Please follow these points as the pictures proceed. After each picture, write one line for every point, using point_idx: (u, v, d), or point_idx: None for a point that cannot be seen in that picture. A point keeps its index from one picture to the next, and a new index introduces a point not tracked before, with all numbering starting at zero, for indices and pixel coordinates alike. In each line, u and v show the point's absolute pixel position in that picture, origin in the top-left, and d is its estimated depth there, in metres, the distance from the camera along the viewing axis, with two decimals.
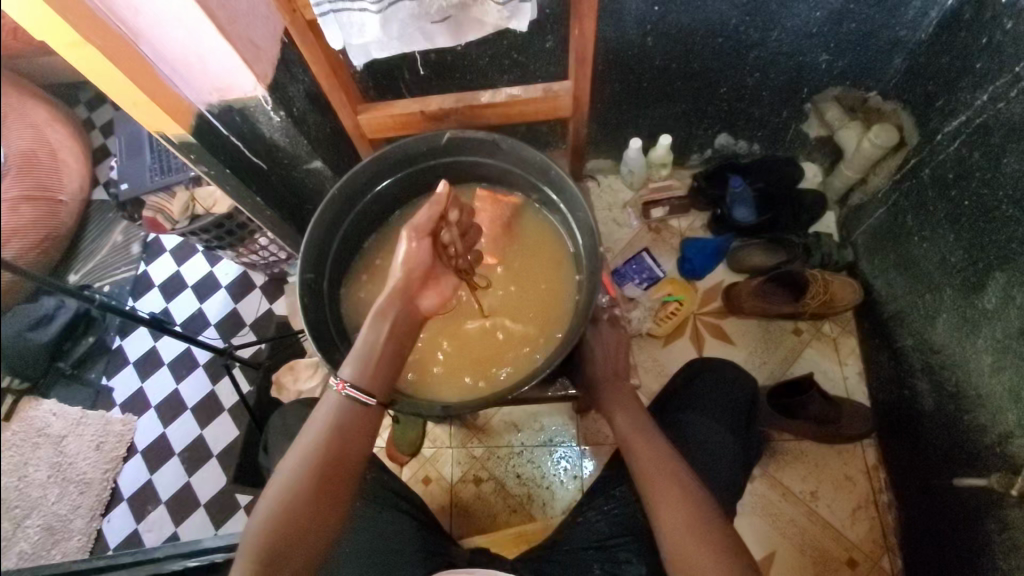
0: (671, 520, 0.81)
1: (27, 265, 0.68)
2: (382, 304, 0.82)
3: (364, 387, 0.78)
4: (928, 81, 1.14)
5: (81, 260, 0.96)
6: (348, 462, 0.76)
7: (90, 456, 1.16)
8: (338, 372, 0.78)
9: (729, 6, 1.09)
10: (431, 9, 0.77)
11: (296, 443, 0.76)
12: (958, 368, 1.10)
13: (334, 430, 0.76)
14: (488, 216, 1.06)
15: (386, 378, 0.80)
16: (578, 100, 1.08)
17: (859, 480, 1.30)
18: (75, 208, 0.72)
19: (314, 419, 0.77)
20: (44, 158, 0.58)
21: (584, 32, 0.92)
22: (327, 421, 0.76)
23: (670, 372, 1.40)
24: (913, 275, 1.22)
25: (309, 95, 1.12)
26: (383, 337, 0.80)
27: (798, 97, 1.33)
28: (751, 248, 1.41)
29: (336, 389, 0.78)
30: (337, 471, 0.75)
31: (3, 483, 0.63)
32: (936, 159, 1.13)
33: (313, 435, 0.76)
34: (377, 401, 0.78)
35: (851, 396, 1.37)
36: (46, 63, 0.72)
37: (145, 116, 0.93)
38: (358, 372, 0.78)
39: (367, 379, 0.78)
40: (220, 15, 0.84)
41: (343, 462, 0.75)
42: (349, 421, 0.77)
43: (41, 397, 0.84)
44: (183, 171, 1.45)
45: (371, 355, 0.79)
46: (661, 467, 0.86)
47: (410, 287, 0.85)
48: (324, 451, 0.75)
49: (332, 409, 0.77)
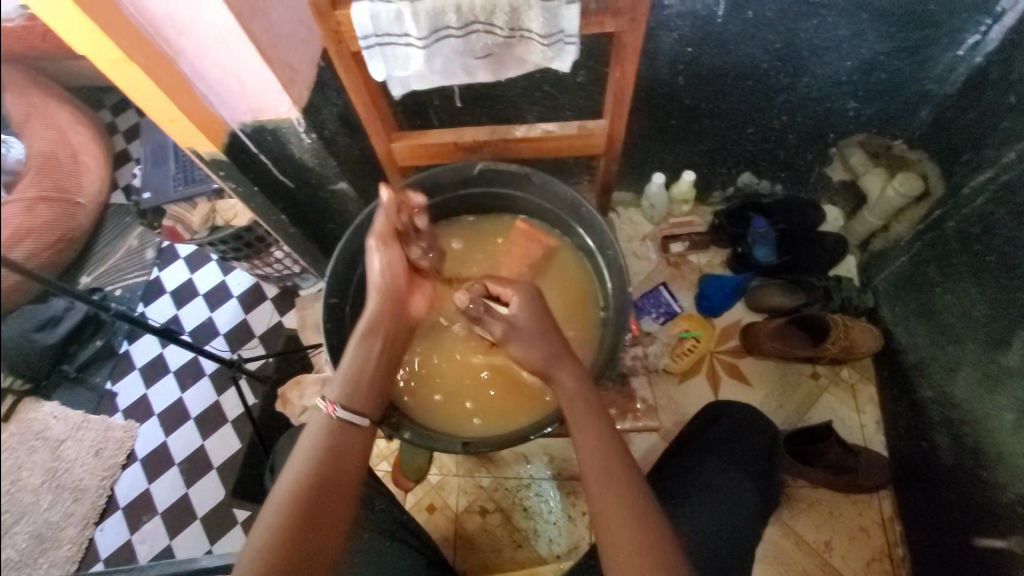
0: (621, 539, 0.72)
1: (41, 265, 0.75)
2: (369, 319, 0.88)
3: (354, 406, 0.79)
4: (955, 134, 1.14)
5: (93, 263, 0.97)
6: (338, 475, 0.74)
7: (87, 463, 1.10)
8: (325, 394, 0.79)
9: (761, 51, 1.10)
10: (475, 46, 0.81)
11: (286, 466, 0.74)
12: (979, 425, 1.07)
13: (329, 447, 0.75)
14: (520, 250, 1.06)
15: (373, 392, 0.83)
16: (611, 138, 1.08)
17: (874, 533, 1.27)
18: (88, 213, 0.84)
19: (302, 441, 0.76)
20: (57, 163, 0.70)
21: (623, 75, 0.93)
22: (319, 442, 0.75)
23: (684, 410, 1.38)
24: (935, 325, 1.20)
25: (340, 117, 1.13)
26: (371, 356, 0.85)
27: (824, 142, 1.34)
28: (771, 288, 1.40)
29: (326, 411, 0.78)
30: (327, 487, 0.72)
31: None
32: (961, 212, 1.13)
33: (304, 449, 0.75)
34: (369, 420, 0.79)
35: (869, 445, 1.35)
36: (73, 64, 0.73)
37: (179, 133, 0.93)
38: (343, 391, 0.80)
39: (355, 399, 0.80)
40: (260, 40, 0.86)
41: (331, 477, 0.73)
42: (345, 440, 0.77)
43: (43, 398, 0.82)
44: (206, 182, 1.51)
45: (358, 374, 0.83)
46: (602, 469, 0.76)
47: (394, 295, 0.91)
48: (313, 465, 0.73)
49: (323, 427, 0.77)
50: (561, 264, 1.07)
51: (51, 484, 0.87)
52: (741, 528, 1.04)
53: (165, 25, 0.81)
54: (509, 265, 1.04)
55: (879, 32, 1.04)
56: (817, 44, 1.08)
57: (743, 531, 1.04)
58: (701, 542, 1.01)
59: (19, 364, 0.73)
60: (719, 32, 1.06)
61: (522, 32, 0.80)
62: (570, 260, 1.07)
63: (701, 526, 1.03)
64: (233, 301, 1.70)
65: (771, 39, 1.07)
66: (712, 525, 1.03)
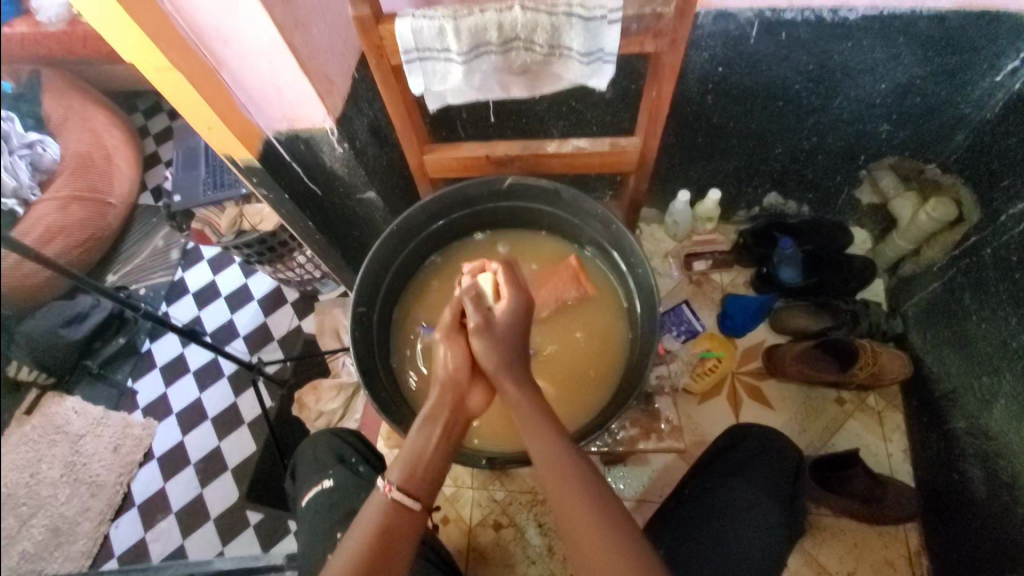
0: (590, 538, 0.69)
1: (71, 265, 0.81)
2: (430, 407, 0.82)
3: (409, 489, 0.75)
4: (992, 159, 1.12)
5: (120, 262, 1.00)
6: (395, 548, 0.72)
7: (105, 460, 1.14)
8: (385, 474, 0.75)
9: (794, 72, 1.09)
10: (513, 63, 0.82)
11: (351, 530, 0.73)
12: (1015, 460, 1.03)
13: (384, 525, 0.72)
14: (558, 286, 1.03)
15: (429, 475, 0.78)
16: (642, 157, 1.08)
17: (900, 567, 1.23)
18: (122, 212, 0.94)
19: (355, 528, 0.73)
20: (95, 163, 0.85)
21: (658, 94, 0.93)
22: (376, 519, 0.73)
23: (704, 432, 1.36)
24: (970, 355, 1.17)
25: (371, 128, 1.15)
26: (432, 442, 0.80)
27: (854, 164, 1.32)
28: (796, 310, 1.38)
29: (381, 491, 0.75)
30: (390, 552, 0.72)
31: (17, 481, 0.61)
32: (1000, 239, 1.10)
33: (361, 533, 0.72)
34: (419, 505, 0.75)
35: (895, 475, 1.31)
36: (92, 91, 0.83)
37: (216, 140, 0.95)
38: (403, 473, 0.76)
39: (416, 482, 0.76)
40: (302, 51, 0.88)
41: (387, 554, 0.71)
42: (397, 506, 0.74)
43: (63, 393, 0.83)
44: (235, 186, 1.46)
45: (417, 458, 0.78)
46: (558, 471, 0.74)
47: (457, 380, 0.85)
48: (374, 545, 0.71)
49: (382, 505, 0.73)
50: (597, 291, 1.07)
51: (68, 479, 0.88)
52: (772, 562, 1.01)
53: (210, 35, 0.84)
54: (544, 293, 1.03)
55: (915, 55, 1.04)
56: (851, 66, 1.07)
57: (767, 560, 1.01)
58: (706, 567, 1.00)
59: (45, 357, 0.74)
60: (751, 52, 1.05)
61: (562, 50, 0.80)
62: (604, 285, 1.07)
63: (720, 551, 1.02)
64: (253, 303, 1.77)
65: (805, 60, 1.06)
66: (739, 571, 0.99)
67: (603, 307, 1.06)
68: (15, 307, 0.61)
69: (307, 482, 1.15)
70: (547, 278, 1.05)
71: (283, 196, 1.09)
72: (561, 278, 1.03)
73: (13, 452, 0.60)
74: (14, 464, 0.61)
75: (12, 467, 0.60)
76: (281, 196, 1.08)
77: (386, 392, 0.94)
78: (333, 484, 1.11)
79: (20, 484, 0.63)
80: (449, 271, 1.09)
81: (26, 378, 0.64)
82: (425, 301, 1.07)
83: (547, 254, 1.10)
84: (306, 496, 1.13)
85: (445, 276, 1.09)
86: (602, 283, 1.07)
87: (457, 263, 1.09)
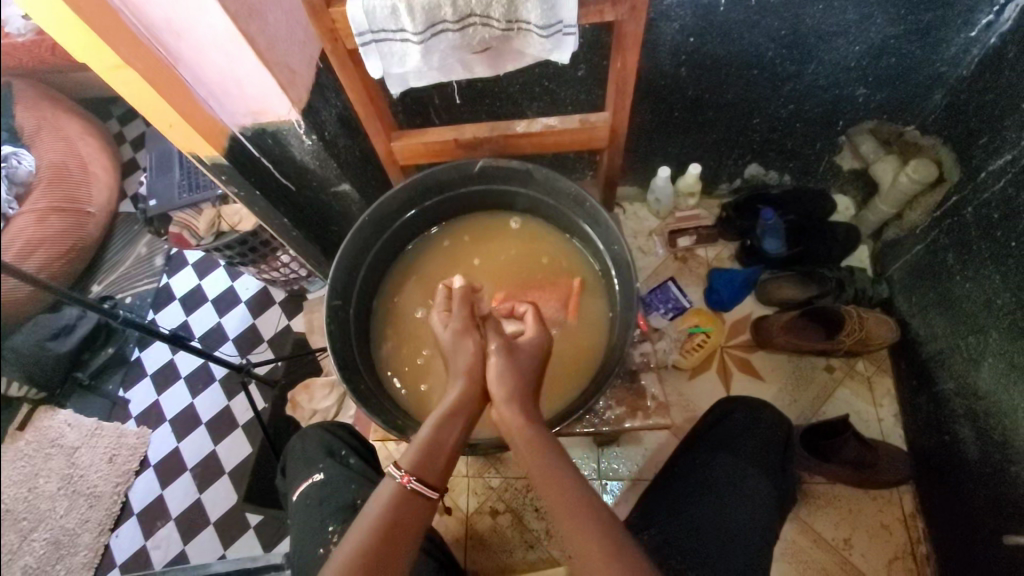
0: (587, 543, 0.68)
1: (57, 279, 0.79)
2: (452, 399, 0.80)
3: (423, 477, 0.74)
4: (971, 118, 1.11)
5: (105, 271, 0.98)
6: (400, 534, 0.70)
7: (102, 469, 1.16)
8: (399, 463, 0.73)
9: (766, 38, 1.07)
10: (472, 40, 0.81)
11: (360, 516, 0.71)
12: (1005, 417, 1.03)
13: (388, 523, 0.70)
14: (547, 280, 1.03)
15: (443, 466, 0.76)
16: (614, 132, 1.07)
17: (895, 530, 1.24)
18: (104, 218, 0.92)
19: (366, 513, 0.71)
20: (77, 171, 0.82)
21: (624, 65, 0.91)
22: (383, 510, 0.71)
23: (696, 406, 1.36)
24: (955, 315, 1.17)
25: (340, 119, 1.13)
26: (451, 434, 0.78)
27: (833, 130, 1.31)
28: (782, 281, 1.37)
29: (397, 479, 0.73)
30: (397, 539, 0.70)
31: (14, 495, 0.61)
32: (981, 197, 1.09)
33: (368, 524, 0.70)
34: (439, 493, 0.74)
35: (887, 439, 1.32)
36: (68, 76, 0.80)
37: (179, 137, 0.93)
38: (416, 461, 0.74)
39: (429, 468, 0.74)
40: (260, 42, 0.86)
41: (394, 542, 0.69)
42: (405, 514, 0.71)
43: (55, 405, 0.82)
44: (211, 189, 1.44)
45: (433, 445, 0.77)
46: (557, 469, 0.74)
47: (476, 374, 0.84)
48: (381, 530, 0.69)
49: (387, 500, 0.72)
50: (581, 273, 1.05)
51: (65, 492, 0.87)
52: (762, 531, 1.01)
53: (163, 30, 0.81)
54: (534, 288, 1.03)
55: (888, 15, 1.02)
56: (824, 30, 1.05)
57: (762, 529, 1.02)
58: (673, 547, 1.01)
59: (36, 371, 0.73)
60: (722, 20, 1.03)
61: (521, 23, 0.78)
62: (588, 267, 1.05)
63: (709, 523, 1.02)
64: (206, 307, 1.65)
65: (777, 26, 1.04)
66: (731, 539, 1.00)
67: (591, 291, 1.04)
68: (10, 317, 0.62)
69: (298, 477, 1.16)
70: (543, 281, 1.05)
71: (255, 193, 1.08)
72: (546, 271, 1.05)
73: (9, 466, 0.59)
74: (13, 476, 0.61)
75: (9, 481, 0.59)
76: (253, 193, 1.07)
77: (369, 385, 0.93)
78: (324, 477, 1.12)
79: (18, 499, 0.62)
80: (434, 254, 1.08)
81: (20, 391, 0.63)
82: (403, 287, 1.06)
83: (542, 241, 1.08)
84: (297, 491, 1.14)
85: (430, 262, 1.08)
86: (583, 264, 1.06)
87: (449, 243, 1.09)
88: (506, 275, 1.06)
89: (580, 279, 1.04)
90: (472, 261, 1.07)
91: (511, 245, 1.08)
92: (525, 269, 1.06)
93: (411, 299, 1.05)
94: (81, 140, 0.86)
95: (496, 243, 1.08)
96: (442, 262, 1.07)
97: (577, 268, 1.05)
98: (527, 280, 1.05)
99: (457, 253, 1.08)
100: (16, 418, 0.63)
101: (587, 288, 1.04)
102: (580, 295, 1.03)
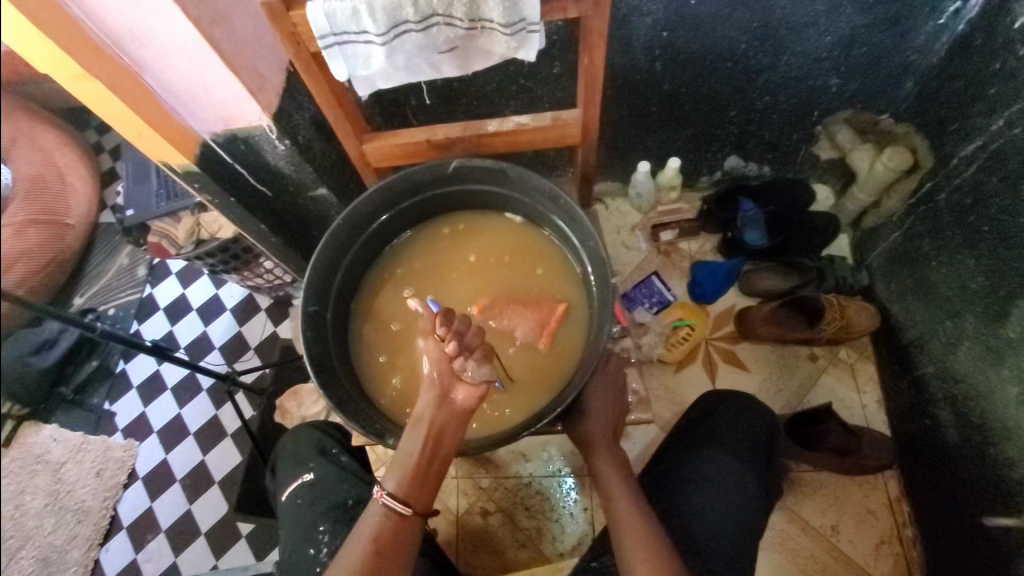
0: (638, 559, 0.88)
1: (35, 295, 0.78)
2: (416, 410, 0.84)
3: (400, 497, 0.82)
4: (942, 104, 1.12)
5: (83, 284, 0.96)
6: (387, 549, 0.80)
7: (89, 484, 1.15)
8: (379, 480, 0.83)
9: (738, 31, 1.08)
10: (438, 40, 0.80)
11: (358, 525, 0.83)
12: (983, 401, 1.05)
13: (371, 542, 0.80)
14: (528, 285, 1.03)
15: (422, 485, 0.83)
16: (587, 128, 1.07)
17: (882, 514, 1.25)
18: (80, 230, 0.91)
19: (357, 531, 0.82)
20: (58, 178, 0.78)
21: (592, 62, 0.91)
22: (371, 528, 0.81)
23: (682, 399, 1.37)
24: (932, 300, 1.18)
25: (314, 123, 1.12)
26: (416, 450, 0.83)
27: (809, 120, 1.32)
28: (763, 271, 1.38)
29: (376, 497, 0.83)
30: (385, 552, 0.80)
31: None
32: (953, 183, 1.11)
33: (360, 540, 0.81)
34: (411, 510, 0.82)
35: (871, 425, 1.33)
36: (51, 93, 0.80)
37: (148, 146, 0.92)
38: (397, 482, 0.82)
39: (405, 488, 0.82)
40: (225, 47, 0.85)
41: (384, 558, 0.79)
42: (385, 531, 0.81)
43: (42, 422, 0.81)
44: (188, 197, 1.50)
45: (405, 462, 0.83)
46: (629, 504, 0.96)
47: (441, 383, 0.84)
48: (367, 546, 0.79)
49: (372, 522, 0.82)
50: (561, 272, 1.04)
51: (51, 508, 0.86)
52: (739, 527, 1.02)
53: (125, 38, 0.80)
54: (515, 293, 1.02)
55: (857, 5, 1.03)
56: (794, 21, 1.06)
57: (742, 527, 1.02)
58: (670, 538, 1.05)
59: (16, 389, 0.72)
60: (694, 14, 1.04)
61: (484, 22, 0.78)
62: (566, 265, 1.04)
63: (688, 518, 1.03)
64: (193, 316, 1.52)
65: (747, 18, 1.05)
66: (707, 539, 1.00)
67: (571, 286, 1.03)
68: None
69: (288, 478, 1.15)
70: (524, 279, 1.04)
71: (230, 201, 1.07)
72: (527, 269, 1.04)
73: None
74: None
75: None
76: (228, 200, 1.06)
77: (350, 392, 0.93)
78: (314, 477, 1.12)
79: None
80: (429, 242, 1.08)
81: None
82: (388, 275, 1.06)
83: (521, 238, 1.06)
84: (288, 490, 1.13)
85: (422, 252, 1.07)
86: (561, 259, 1.04)
87: (445, 232, 1.08)
88: (498, 274, 1.05)
89: (567, 304, 1.01)
90: (467, 258, 1.06)
91: (490, 245, 1.07)
92: (511, 274, 1.04)
93: (390, 303, 1.04)
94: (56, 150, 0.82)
95: (473, 243, 1.07)
96: (429, 258, 1.07)
97: (556, 265, 1.04)
98: (509, 281, 1.04)
99: (452, 246, 1.07)
100: None
101: (567, 286, 1.03)
102: (563, 320, 1.00)
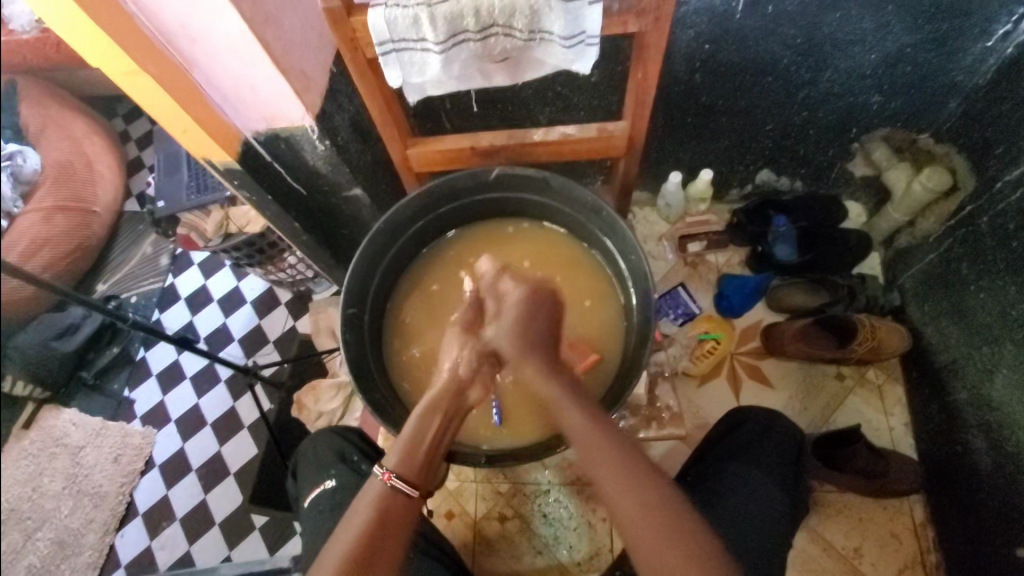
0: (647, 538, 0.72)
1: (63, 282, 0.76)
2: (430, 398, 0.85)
3: (408, 478, 0.79)
4: (986, 127, 1.10)
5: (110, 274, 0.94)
6: (390, 528, 0.75)
7: (107, 472, 1.03)
8: (382, 463, 0.79)
9: (782, 46, 1.07)
10: (494, 50, 0.80)
11: (358, 501, 0.78)
12: (1018, 429, 1.03)
13: (375, 523, 0.75)
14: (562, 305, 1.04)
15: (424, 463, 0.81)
16: (631, 141, 1.07)
17: (905, 539, 1.24)
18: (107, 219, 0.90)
19: (350, 515, 0.77)
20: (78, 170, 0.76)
21: (645, 75, 0.91)
22: (373, 510, 0.76)
23: (704, 413, 1.36)
24: (968, 325, 1.17)
25: (354, 125, 1.13)
26: (430, 432, 0.83)
27: (847, 137, 1.30)
28: (794, 287, 1.38)
29: (379, 477, 0.79)
30: (381, 543, 0.74)
31: (19, 496, 0.60)
32: (996, 207, 1.09)
33: (362, 518, 0.76)
34: (418, 492, 0.79)
35: (897, 448, 1.32)
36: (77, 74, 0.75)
37: (191, 141, 0.92)
38: (399, 462, 0.79)
39: (410, 468, 0.79)
40: (275, 48, 0.85)
41: (375, 554, 0.73)
42: (394, 512, 0.77)
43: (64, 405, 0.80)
44: (218, 189, 1.44)
45: (414, 446, 0.81)
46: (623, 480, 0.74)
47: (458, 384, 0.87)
48: (369, 526, 0.75)
49: (373, 502, 0.77)
50: (598, 294, 1.04)
51: (72, 492, 0.86)
52: (749, 540, 1.01)
53: (178, 35, 0.80)
54: None
55: (905, 24, 1.01)
56: (840, 38, 1.05)
57: (766, 545, 1.01)
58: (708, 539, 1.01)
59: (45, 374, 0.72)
60: (738, 27, 1.03)
61: (543, 34, 0.78)
62: (603, 287, 1.04)
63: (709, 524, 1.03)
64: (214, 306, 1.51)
65: (793, 33, 1.04)
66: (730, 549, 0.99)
67: (608, 311, 1.03)
68: (14, 319, 0.62)
69: (310, 482, 1.16)
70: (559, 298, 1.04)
71: (266, 198, 1.07)
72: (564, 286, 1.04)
73: (11, 471, 0.58)
74: (14, 479, 0.60)
75: (11, 485, 0.59)
76: (265, 197, 1.07)
77: (384, 395, 0.93)
78: (336, 483, 1.12)
79: (21, 499, 0.61)
80: (469, 245, 1.08)
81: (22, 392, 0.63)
82: (425, 276, 1.06)
83: (559, 253, 1.06)
84: (308, 497, 1.13)
85: (466, 254, 1.08)
86: (599, 279, 1.04)
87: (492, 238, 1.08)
88: None
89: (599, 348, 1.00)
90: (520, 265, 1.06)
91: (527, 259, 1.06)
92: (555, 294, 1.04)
93: (424, 307, 1.05)
94: (83, 137, 0.83)
95: (510, 254, 1.07)
96: (466, 265, 1.07)
97: (592, 282, 1.04)
98: None
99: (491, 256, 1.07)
100: (19, 417, 0.62)
101: (601, 306, 1.03)
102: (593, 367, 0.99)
